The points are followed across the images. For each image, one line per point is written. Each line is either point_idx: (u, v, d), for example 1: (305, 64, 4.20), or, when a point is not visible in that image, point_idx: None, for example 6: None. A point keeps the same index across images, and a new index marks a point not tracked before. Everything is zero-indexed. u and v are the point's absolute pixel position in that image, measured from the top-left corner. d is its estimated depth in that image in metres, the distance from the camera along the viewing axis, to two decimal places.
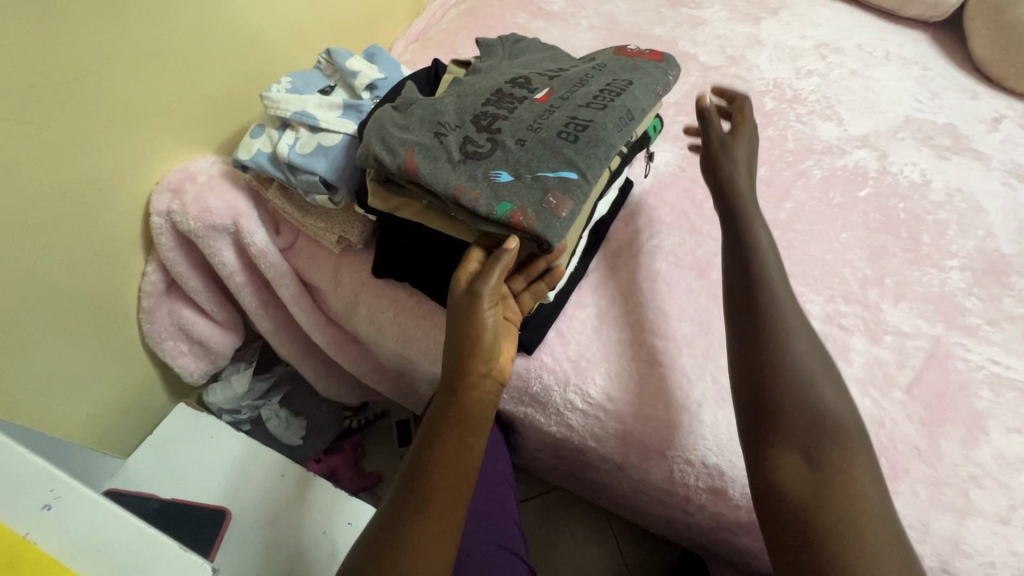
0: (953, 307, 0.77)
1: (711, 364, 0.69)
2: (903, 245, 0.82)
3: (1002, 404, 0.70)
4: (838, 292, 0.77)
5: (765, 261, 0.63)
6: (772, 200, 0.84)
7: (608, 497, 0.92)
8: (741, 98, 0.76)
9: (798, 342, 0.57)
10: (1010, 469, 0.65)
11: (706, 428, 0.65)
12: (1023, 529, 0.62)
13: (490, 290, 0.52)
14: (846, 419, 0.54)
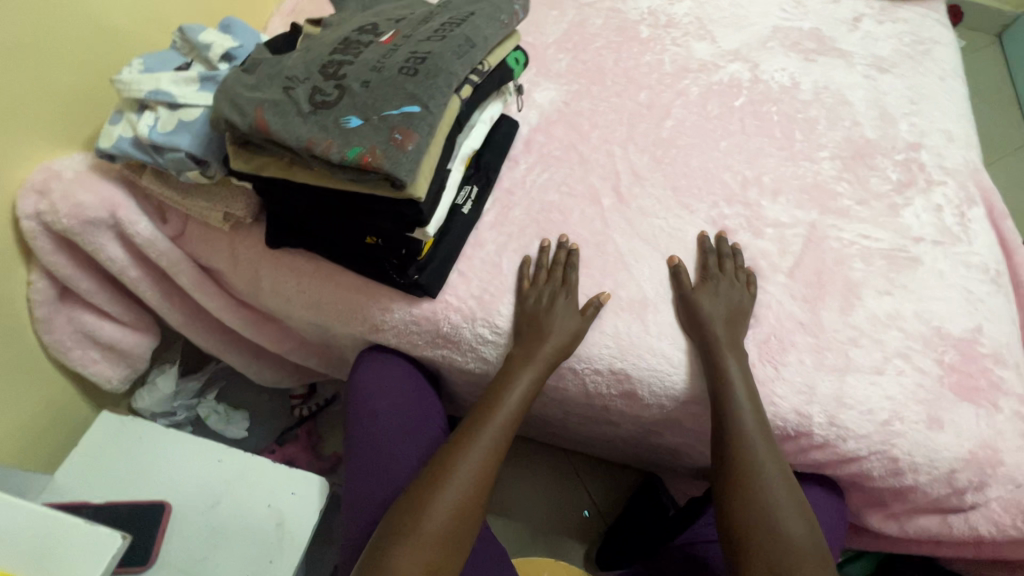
0: (826, 194, 0.83)
1: (608, 280, 0.73)
2: (779, 144, 0.88)
3: (872, 272, 0.77)
4: (721, 196, 0.82)
5: (710, 316, 0.68)
6: (655, 120, 0.88)
7: (552, 431, 0.96)
8: (732, 250, 0.76)
9: (748, 415, 0.64)
10: (881, 326, 0.73)
11: (608, 336, 0.70)
12: (894, 376, 0.70)
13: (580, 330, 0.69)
14: (772, 471, 0.62)
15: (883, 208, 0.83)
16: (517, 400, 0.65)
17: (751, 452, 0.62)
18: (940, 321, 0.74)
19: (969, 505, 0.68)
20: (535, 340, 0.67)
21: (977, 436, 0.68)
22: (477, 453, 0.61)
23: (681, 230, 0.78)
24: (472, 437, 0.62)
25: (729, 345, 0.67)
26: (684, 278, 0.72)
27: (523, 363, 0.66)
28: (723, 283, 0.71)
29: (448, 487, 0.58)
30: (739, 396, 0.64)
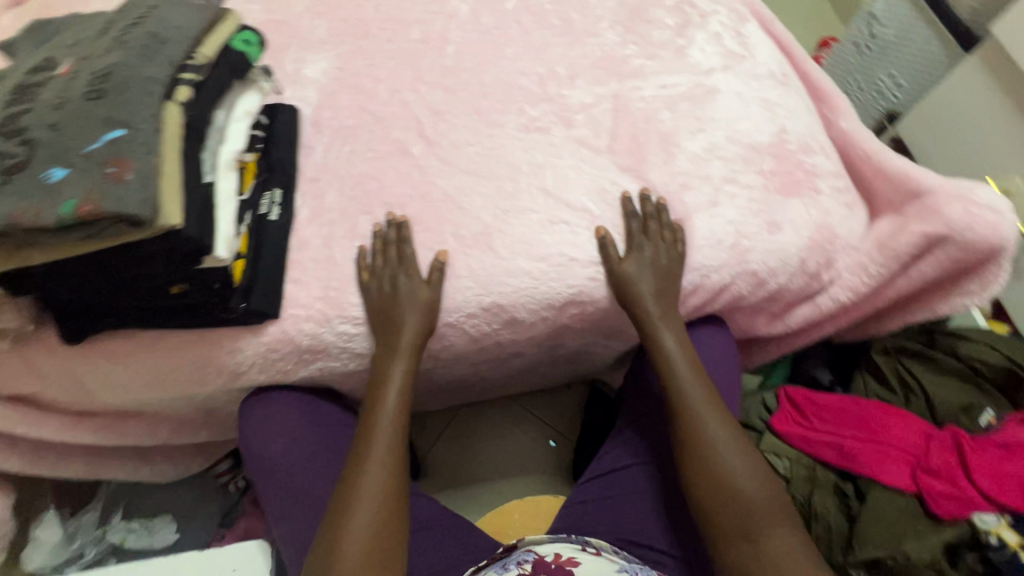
0: (618, 62, 0.85)
1: (446, 225, 0.71)
2: (560, 32, 0.87)
3: (680, 117, 0.80)
4: (524, 101, 0.81)
5: (642, 293, 0.69)
6: (436, 54, 0.85)
7: (477, 386, 0.97)
8: (660, 210, 0.72)
9: (692, 385, 0.67)
10: (703, 161, 0.77)
11: (466, 278, 0.69)
12: (728, 201, 0.74)
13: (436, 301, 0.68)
14: (724, 437, 0.63)
15: (670, 55, 0.86)
16: (396, 399, 0.65)
17: (699, 422, 0.64)
18: (750, 137, 0.79)
19: (827, 283, 0.75)
20: (391, 336, 0.66)
21: (810, 223, 0.74)
22: (376, 464, 0.60)
23: (497, 149, 0.77)
24: (367, 450, 0.61)
25: (661, 319, 0.69)
26: (613, 253, 0.70)
27: (390, 360, 0.66)
28: (655, 255, 0.70)
29: (359, 507, 0.57)
30: (680, 370, 0.68)
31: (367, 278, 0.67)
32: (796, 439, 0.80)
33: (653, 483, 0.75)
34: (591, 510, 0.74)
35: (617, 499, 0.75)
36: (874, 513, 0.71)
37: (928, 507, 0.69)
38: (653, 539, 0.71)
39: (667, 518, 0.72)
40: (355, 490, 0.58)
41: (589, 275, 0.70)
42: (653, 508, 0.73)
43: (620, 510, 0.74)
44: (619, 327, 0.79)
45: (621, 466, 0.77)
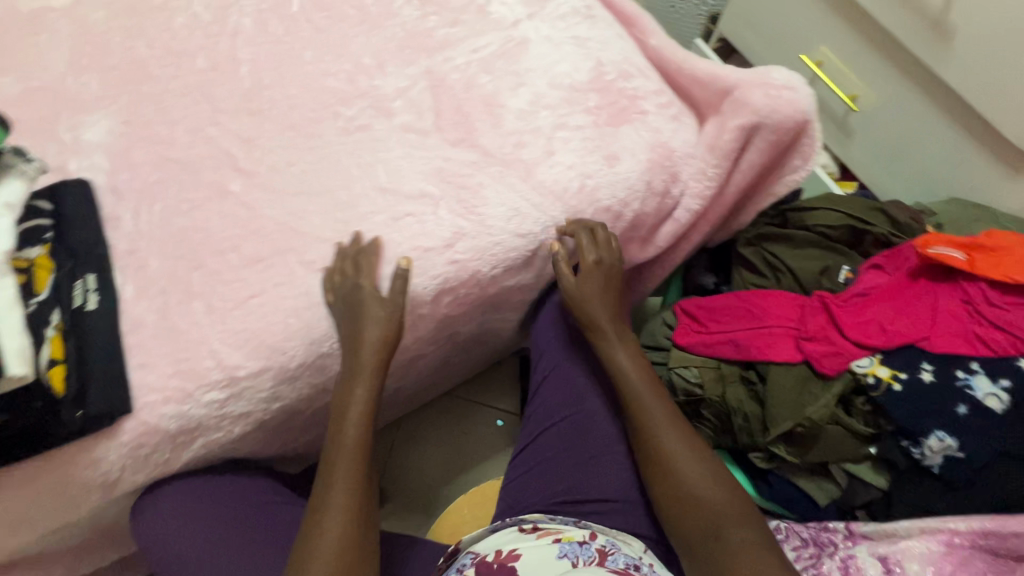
0: (423, 37, 0.82)
1: (289, 256, 0.67)
2: (356, 21, 0.83)
3: (498, 77, 0.79)
4: (338, 103, 0.77)
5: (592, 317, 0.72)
6: (231, 79, 0.79)
7: (396, 399, 0.94)
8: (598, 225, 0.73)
9: (647, 399, 0.67)
10: (531, 114, 0.76)
11: (325, 302, 0.66)
12: (564, 147, 0.74)
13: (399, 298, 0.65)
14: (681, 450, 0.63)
15: (473, 17, 0.84)
16: (358, 425, 0.62)
17: (654, 435, 0.65)
18: (570, 77, 0.79)
19: (679, 196, 0.78)
20: (353, 358, 0.63)
21: (645, 145, 0.76)
22: (341, 490, 0.58)
23: (322, 161, 0.73)
24: (337, 455, 0.61)
25: (615, 337, 0.71)
26: (568, 273, 0.72)
27: (349, 385, 0.63)
28: (604, 269, 0.72)
29: (324, 525, 0.56)
30: (635, 386, 0.68)
31: (332, 278, 0.65)
32: (698, 347, 0.84)
33: (578, 439, 0.74)
34: (525, 484, 0.74)
35: (545, 466, 0.74)
36: (777, 393, 0.76)
37: (816, 369, 0.75)
38: (587, 492, 0.71)
39: (598, 469, 0.72)
40: (325, 515, 0.57)
41: (450, 261, 0.68)
42: (582, 464, 0.73)
43: (552, 476, 0.73)
44: (504, 299, 0.78)
45: (544, 433, 0.76)
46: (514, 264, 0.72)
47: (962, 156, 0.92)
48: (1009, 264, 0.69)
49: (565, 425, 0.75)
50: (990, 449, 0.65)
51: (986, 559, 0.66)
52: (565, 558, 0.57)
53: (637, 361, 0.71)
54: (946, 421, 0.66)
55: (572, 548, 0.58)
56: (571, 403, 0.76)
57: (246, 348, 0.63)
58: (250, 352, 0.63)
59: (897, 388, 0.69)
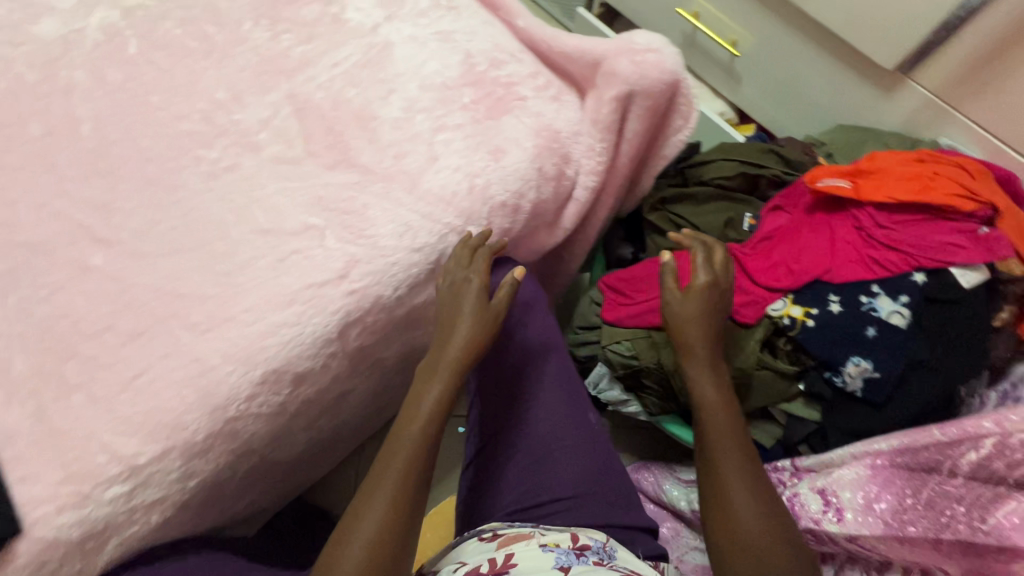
0: (279, 59, 0.77)
1: (171, 322, 0.62)
2: (203, 53, 0.77)
3: (365, 89, 0.75)
4: (198, 146, 0.71)
5: (690, 333, 0.65)
6: (72, 141, 0.71)
7: (337, 436, 0.91)
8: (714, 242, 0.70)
9: (730, 441, 0.59)
10: (406, 120, 0.73)
11: (222, 363, 0.61)
12: (447, 149, 0.72)
13: (501, 304, 0.67)
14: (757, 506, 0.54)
15: (330, 29, 0.79)
16: (429, 416, 0.62)
17: (727, 478, 0.57)
18: (440, 76, 0.76)
19: (574, 176, 0.77)
20: (441, 345, 0.65)
21: (529, 131, 0.74)
22: (395, 473, 0.58)
23: (191, 212, 0.67)
24: (396, 446, 0.61)
25: (706, 361, 0.64)
26: (672, 284, 0.67)
27: (428, 379, 0.64)
28: (718, 290, 0.66)
29: (365, 515, 0.56)
30: (721, 423, 0.60)
31: (446, 266, 0.68)
32: (627, 321, 0.84)
33: (528, 440, 0.73)
34: (480, 491, 0.74)
35: (498, 471, 0.73)
36: None
37: (736, 321, 0.75)
38: (543, 493, 0.70)
39: (551, 467, 0.72)
40: (358, 515, 0.56)
41: (348, 291, 0.65)
42: (534, 464, 0.72)
43: (505, 482, 0.72)
44: (417, 315, 0.74)
45: (491, 438, 0.75)
46: (418, 279, 0.69)
47: (839, 83, 0.95)
48: (889, 184, 0.71)
49: (512, 429, 0.74)
50: (900, 363, 0.68)
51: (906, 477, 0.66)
52: (559, 569, 0.57)
53: (723, 397, 0.62)
54: (859, 346, 0.69)
55: (568, 559, 0.59)
56: (516, 405, 0.75)
57: (141, 432, 0.58)
58: (146, 436, 0.58)
59: (811, 324, 0.71)
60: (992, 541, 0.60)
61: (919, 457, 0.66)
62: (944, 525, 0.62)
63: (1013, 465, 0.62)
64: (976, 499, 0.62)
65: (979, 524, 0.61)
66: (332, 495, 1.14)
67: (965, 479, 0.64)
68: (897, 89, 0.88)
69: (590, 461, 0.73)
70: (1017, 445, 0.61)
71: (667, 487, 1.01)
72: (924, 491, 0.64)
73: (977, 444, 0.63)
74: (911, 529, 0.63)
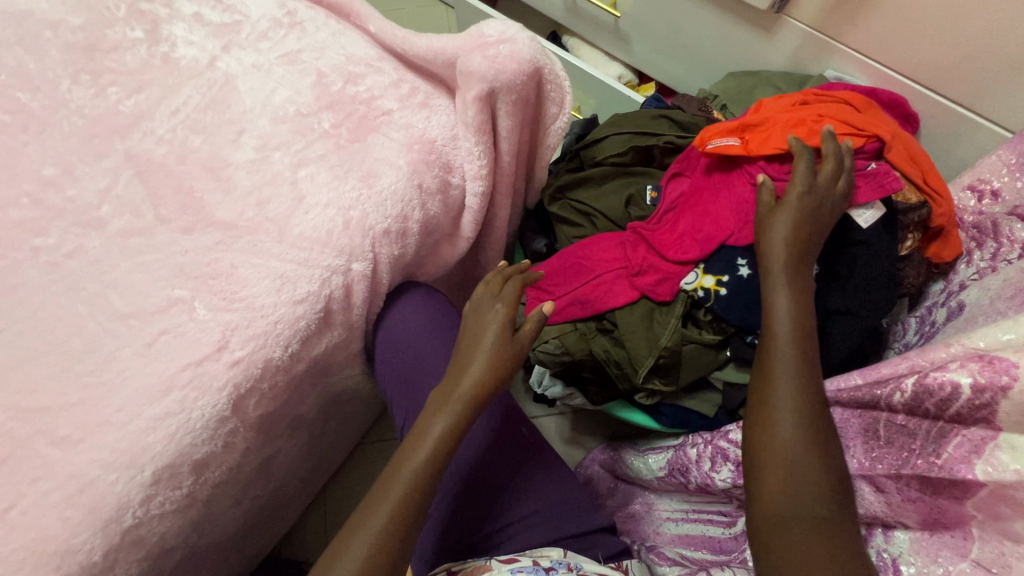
0: (108, 118, 0.69)
1: (36, 439, 0.56)
2: (19, 126, 0.68)
3: (212, 134, 0.69)
4: (31, 234, 0.64)
5: (776, 244, 0.59)
6: None
7: (280, 493, 0.87)
8: (834, 152, 0.64)
9: (799, 358, 0.53)
10: (263, 161, 0.67)
11: (103, 473, 0.55)
12: (314, 186, 0.66)
13: (524, 341, 0.64)
14: (811, 430, 0.49)
15: (160, 73, 0.71)
16: (432, 448, 0.58)
17: (778, 388, 0.51)
18: (293, 103, 0.70)
19: (461, 183, 0.73)
20: (457, 374, 0.62)
21: (400, 147, 0.69)
22: (390, 504, 0.55)
23: (36, 312, 0.60)
24: (394, 476, 0.57)
25: (786, 274, 0.58)
26: (769, 197, 0.63)
27: (437, 409, 0.60)
28: (809, 206, 0.61)
29: (344, 556, 0.53)
30: (786, 335, 0.54)
31: (478, 301, 0.68)
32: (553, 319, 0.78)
33: (494, 467, 0.70)
34: (454, 528, 0.67)
35: (470, 504, 0.68)
36: (633, 337, 0.74)
37: (654, 299, 0.74)
38: (505, 515, 0.68)
39: (519, 492, 0.69)
40: (343, 548, 0.54)
41: (230, 363, 0.59)
42: (505, 491, 0.69)
43: (482, 510, 0.68)
44: (326, 364, 0.70)
45: (468, 467, 0.70)
46: (310, 331, 0.63)
47: (724, 30, 0.92)
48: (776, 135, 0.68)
49: (490, 455, 0.70)
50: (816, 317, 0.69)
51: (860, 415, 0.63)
52: None
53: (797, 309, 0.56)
54: None
55: None
56: (503, 430, 0.72)
57: (24, 571, 0.53)
58: (31, 573, 0.53)
59: (723, 293, 0.70)
60: (944, 475, 0.53)
61: (857, 396, 0.61)
62: (904, 461, 0.57)
63: (944, 402, 0.53)
64: (929, 431, 0.56)
65: (932, 458, 0.54)
66: (302, 545, 1.10)
67: (908, 414, 0.58)
68: (777, 29, 0.86)
69: (566, 486, 0.71)
70: (939, 383, 0.53)
71: (631, 461, 0.97)
72: (882, 428, 0.60)
73: (902, 384, 0.57)
74: (879, 468, 0.60)
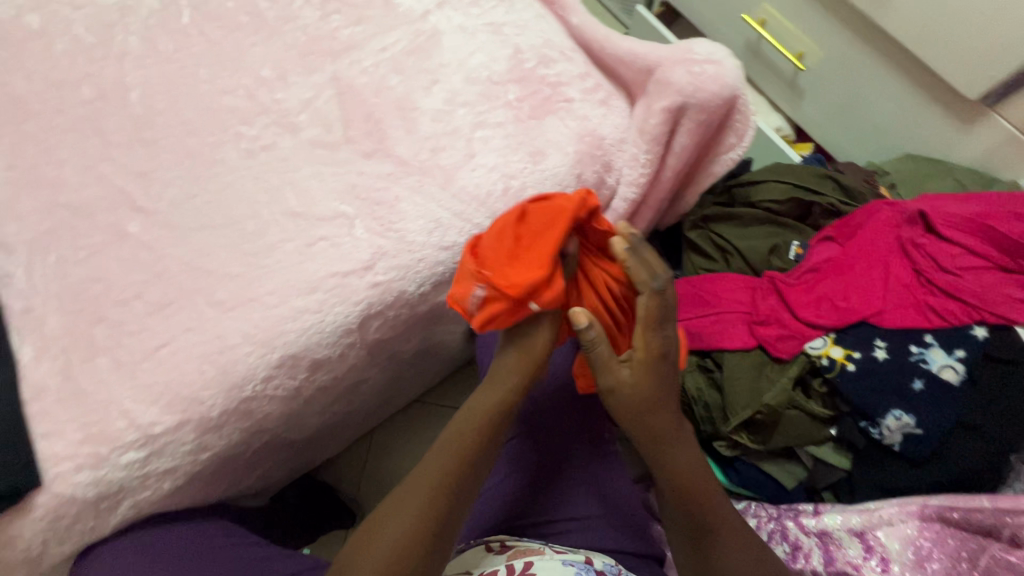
0: (326, 39, 0.76)
1: (197, 295, 0.63)
2: (253, 29, 0.77)
3: (410, 76, 0.74)
4: (238, 121, 0.72)
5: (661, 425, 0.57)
6: (119, 104, 0.73)
7: (347, 420, 0.92)
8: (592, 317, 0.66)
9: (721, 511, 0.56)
10: (447, 115, 0.72)
11: (241, 343, 0.61)
12: (487, 149, 0.70)
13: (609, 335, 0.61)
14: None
15: (379, 12, 0.78)
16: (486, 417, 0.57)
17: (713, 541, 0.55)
18: (487, 69, 0.74)
19: (614, 185, 0.74)
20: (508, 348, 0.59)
21: (572, 135, 0.71)
22: (438, 468, 0.55)
23: (225, 190, 0.68)
24: (446, 440, 0.57)
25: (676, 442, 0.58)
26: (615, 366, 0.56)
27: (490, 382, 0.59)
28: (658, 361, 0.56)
29: (387, 523, 0.52)
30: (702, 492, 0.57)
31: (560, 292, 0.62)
32: None
33: (562, 461, 0.72)
34: (513, 504, 0.69)
35: (533, 487, 0.70)
36: (734, 379, 0.72)
37: (771, 354, 0.71)
38: (555, 513, 0.68)
39: (569, 492, 0.70)
40: (392, 511, 0.53)
41: (372, 283, 0.64)
42: (563, 486, 0.70)
43: (543, 496, 0.69)
44: (439, 313, 0.73)
45: (540, 454, 0.72)
46: (444, 278, 0.67)
47: (914, 111, 0.88)
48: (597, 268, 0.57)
49: (555, 451, 0.72)
50: (946, 422, 0.63)
51: (959, 538, 0.59)
52: None
53: (688, 457, 0.58)
54: (901, 399, 0.64)
55: None
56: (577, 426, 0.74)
57: (160, 400, 0.59)
58: (165, 406, 0.59)
59: (851, 369, 0.66)
60: None
61: (975, 518, 0.59)
62: None
63: None
64: None
65: None
66: (338, 475, 1.15)
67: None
68: (976, 123, 0.82)
69: (628, 503, 0.71)
70: None
71: None
72: (982, 559, 0.57)
73: None
74: None
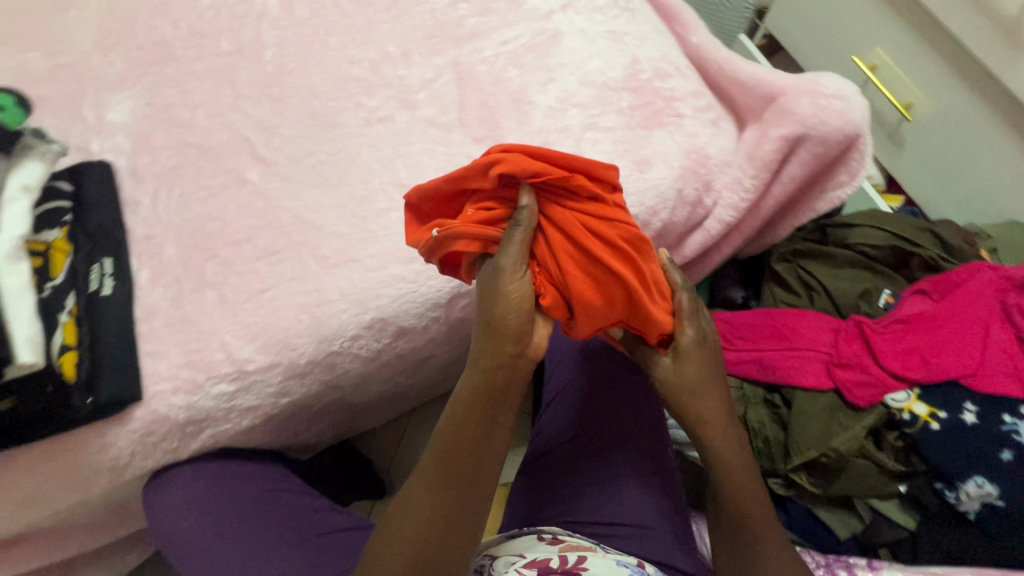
0: (451, 25, 0.79)
1: (303, 247, 0.66)
2: (384, 6, 0.81)
3: (527, 71, 0.76)
4: (360, 90, 0.75)
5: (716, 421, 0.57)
6: (252, 60, 0.77)
7: (401, 394, 0.94)
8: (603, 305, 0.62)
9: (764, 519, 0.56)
10: (559, 113, 0.73)
11: (339, 299, 0.64)
12: (594, 151, 0.71)
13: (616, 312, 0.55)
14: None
15: (505, 6, 0.80)
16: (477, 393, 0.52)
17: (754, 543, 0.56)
18: (603, 75, 0.75)
19: (711, 206, 0.74)
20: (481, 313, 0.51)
21: (679, 150, 0.72)
22: (440, 452, 0.53)
23: (340, 153, 0.71)
24: (447, 421, 0.53)
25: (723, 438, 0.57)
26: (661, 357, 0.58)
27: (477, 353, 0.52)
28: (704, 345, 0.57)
29: (410, 503, 0.53)
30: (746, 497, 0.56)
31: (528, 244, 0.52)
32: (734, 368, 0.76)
33: (613, 465, 0.71)
34: (562, 500, 0.70)
35: (581, 487, 0.70)
36: (806, 419, 0.70)
37: (847, 400, 0.69)
38: (596, 516, 0.68)
39: (606, 494, 0.69)
40: (411, 491, 0.54)
41: None
42: (610, 491, 0.70)
43: (589, 497, 0.69)
44: None
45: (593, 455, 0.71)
46: None
47: None
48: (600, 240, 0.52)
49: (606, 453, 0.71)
50: None
51: None
52: None
53: (741, 459, 0.57)
54: (987, 466, 0.62)
55: None
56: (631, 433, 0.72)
57: (257, 339, 0.62)
58: (261, 346, 0.62)
59: (935, 427, 0.65)
60: None
61: None
62: None
63: None
64: None
65: None
66: (373, 446, 1.18)
67: None
68: None
69: (673, 518, 0.69)
70: None
71: None
72: None
73: None
74: None
